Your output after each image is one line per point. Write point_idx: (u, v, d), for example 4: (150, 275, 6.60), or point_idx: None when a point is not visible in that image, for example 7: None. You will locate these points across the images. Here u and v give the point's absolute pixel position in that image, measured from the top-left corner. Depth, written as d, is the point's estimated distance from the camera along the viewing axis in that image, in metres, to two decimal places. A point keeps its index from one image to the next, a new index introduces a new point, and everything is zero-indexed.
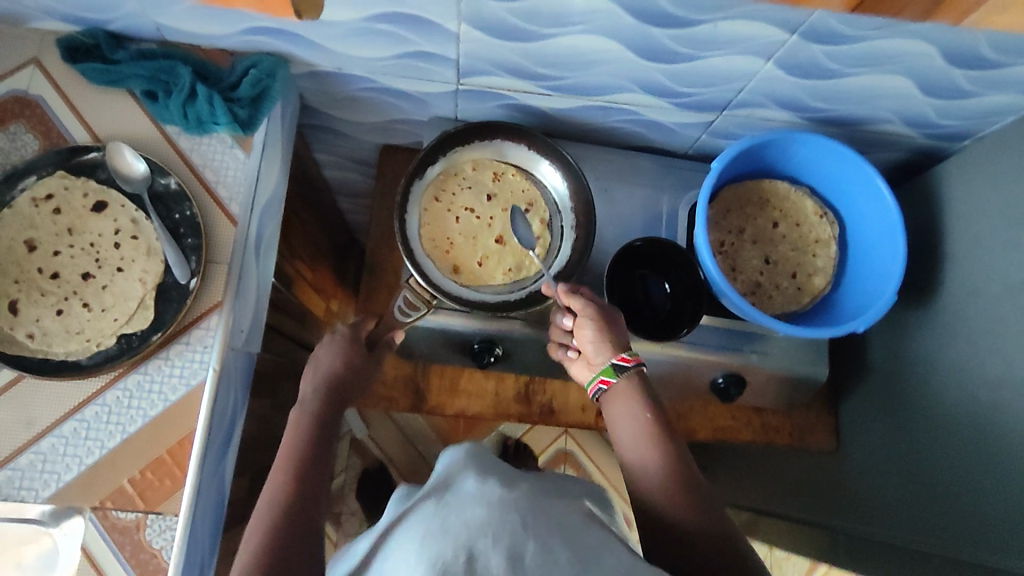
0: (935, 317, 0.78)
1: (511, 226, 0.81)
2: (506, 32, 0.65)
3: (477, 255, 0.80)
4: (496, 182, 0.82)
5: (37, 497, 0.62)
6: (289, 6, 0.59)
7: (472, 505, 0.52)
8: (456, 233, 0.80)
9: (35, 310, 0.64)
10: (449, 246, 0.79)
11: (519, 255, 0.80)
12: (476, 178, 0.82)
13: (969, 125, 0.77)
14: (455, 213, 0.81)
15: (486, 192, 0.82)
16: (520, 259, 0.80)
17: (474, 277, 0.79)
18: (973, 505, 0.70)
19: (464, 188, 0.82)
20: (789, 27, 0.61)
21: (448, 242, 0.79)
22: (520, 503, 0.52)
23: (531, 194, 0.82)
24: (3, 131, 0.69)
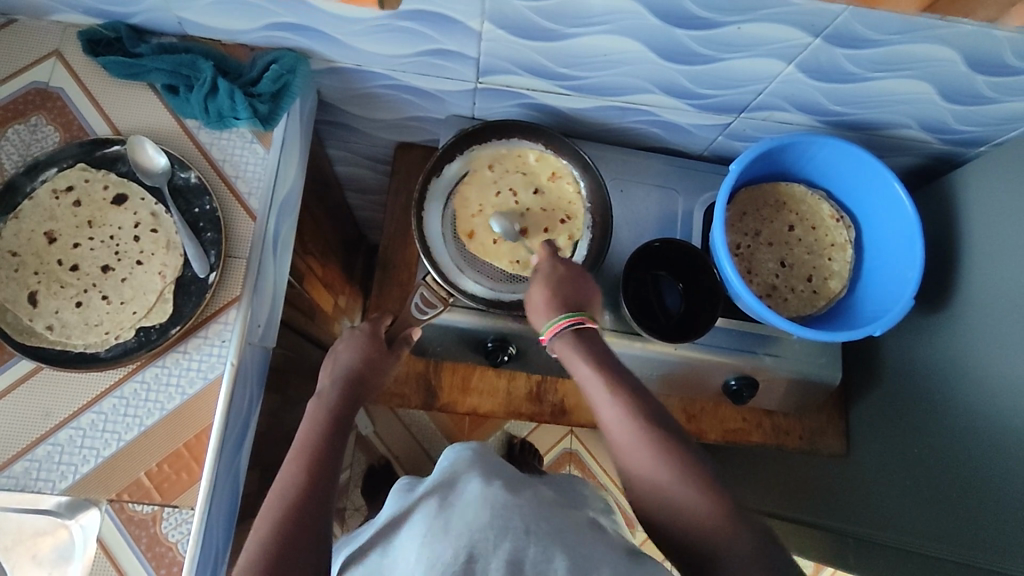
0: (950, 322, 0.78)
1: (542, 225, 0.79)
2: (529, 31, 0.65)
3: (497, 233, 0.78)
4: (551, 181, 0.81)
5: (54, 488, 0.62)
6: None
7: (474, 506, 0.57)
8: (475, 216, 0.79)
9: (54, 301, 0.64)
10: (465, 232, 0.78)
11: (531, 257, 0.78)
12: (534, 170, 0.81)
13: (986, 131, 0.77)
14: (499, 188, 0.80)
15: (537, 185, 0.81)
16: (531, 257, 0.78)
17: (481, 251, 0.77)
18: (988, 510, 0.70)
19: (518, 172, 0.81)
20: (812, 30, 0.62)
21: (476, 211, 0.79)
22: (521, 509, 0.57)
23: (575, 208, 0.80)
24: (24, 123, 0.69)
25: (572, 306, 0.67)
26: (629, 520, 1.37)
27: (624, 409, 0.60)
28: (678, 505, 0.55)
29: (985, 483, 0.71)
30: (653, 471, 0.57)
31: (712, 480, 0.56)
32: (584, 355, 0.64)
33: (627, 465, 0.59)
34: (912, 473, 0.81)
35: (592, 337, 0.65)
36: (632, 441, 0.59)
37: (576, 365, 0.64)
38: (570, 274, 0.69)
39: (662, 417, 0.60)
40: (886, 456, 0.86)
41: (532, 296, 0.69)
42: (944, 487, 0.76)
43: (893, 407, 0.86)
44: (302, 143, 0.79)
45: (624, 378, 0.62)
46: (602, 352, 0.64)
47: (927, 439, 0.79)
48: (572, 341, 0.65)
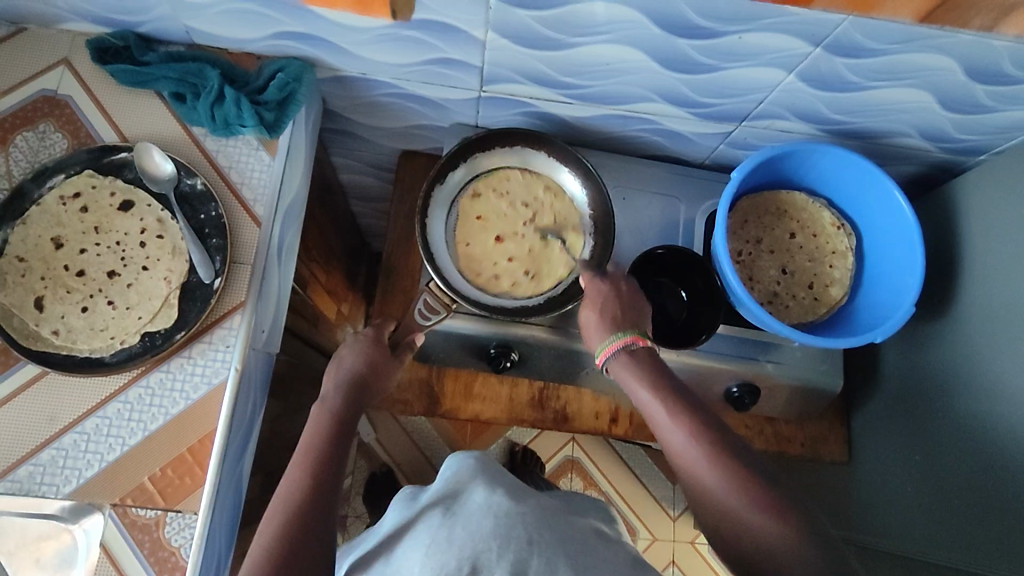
0: (950, 328, 0.78)
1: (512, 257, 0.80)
2: (533, 40, 0.66)
3: (490, 220, 0.81)
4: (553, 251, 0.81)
5: (58, 493, 0.62)
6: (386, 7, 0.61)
7: (479, 516, 0.58)
8: (471, 226, 0.81)
9: (60, 307, 0.65)
10: (460, 240, 0.80)
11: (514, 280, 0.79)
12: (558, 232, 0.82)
13: (986, 139, 0.77)
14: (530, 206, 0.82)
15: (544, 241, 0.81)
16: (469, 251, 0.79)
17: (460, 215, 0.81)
18: (990, 518, 0.70)
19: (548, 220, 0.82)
20: (813, 40, 0.62)
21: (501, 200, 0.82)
22: (525, 519, 0.57)
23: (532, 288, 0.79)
24: (32, 130, 0.70)
25: (624, 323, 0.67)
26: (632, 528, 1.36)
27: (686, 432, 0.59)
28: (749, 528, 0.54)
29: (987, 491, 0.70)
30: (723, 495, 0.56)
31: (787, 506, 0.55)
32: (641, 378, 0.63)
33: (694, 489, 0.58)
34: (915, 479, 0.81)
35: (649, 357, 0.65)
36: (699, 465, 0.58)
37: (635, 389, 0.63)
38: (620, 292, 0.69)
39: (728, 441, 0.59)
40: (889, 463, 0.86)
41: (584, 318, 0.69)
42: (947, 495, 0.76)
43: (896, 414, 0.86)
44: (308, 150, 0.79)
45: (687, 400, 0.62)
46: (660, 373, 0.63)
47: (930, 446, 0.79)
48: (627, 362, 0.64)
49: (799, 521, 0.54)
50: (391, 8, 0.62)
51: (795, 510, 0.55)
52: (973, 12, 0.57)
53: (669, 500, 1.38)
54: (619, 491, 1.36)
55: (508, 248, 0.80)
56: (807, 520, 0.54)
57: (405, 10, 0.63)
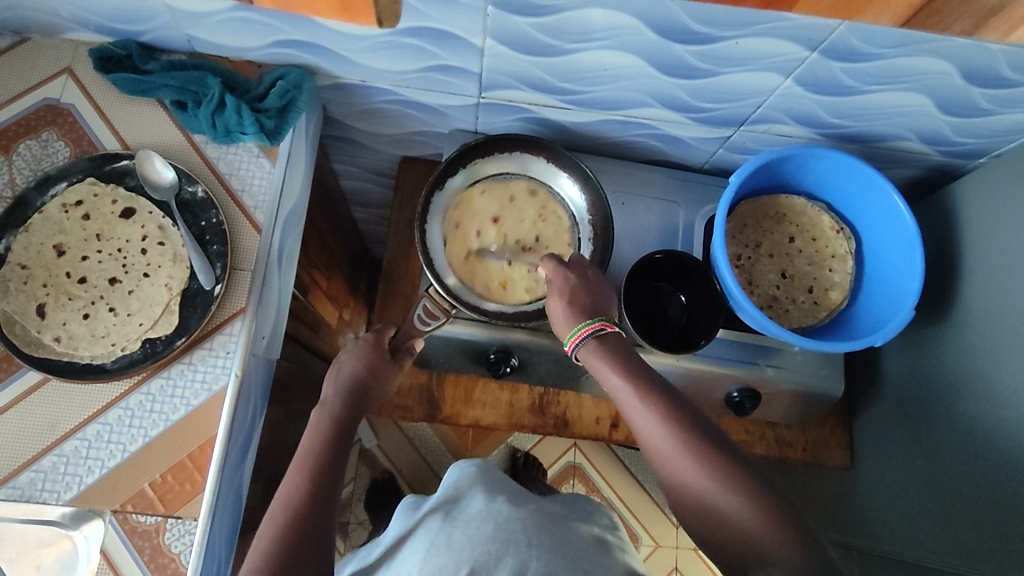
0: (951, 332, 0.78)
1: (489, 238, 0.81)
2: (531, 47, 0.67)
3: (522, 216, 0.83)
4: (498, 271, 0.80)
5: (59, 499, 0.63)
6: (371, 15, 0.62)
7: (479, 521, 0.58)
8: (497, 193, 0.83)
9: (62, 314, 0.65)
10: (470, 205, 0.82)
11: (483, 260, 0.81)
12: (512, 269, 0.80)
13: (985, 142, 0.77)
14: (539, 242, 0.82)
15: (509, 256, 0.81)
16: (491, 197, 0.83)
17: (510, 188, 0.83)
18: (993, 522, 0.69)
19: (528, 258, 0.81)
20: (810, 45, 0.63)
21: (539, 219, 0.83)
22: (526, 522, 0.58)
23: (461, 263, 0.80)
24: (35, 139, 0.71)
25: (592, 313, 0.67)
26: (634, 535, 1.35)
27: (657, 417, 0.59)
28: (720, 511, 0.55)
29: (989, 495, 0.70)
30: (693, 479, 0.57)
31: (757, 488, 0.56)
32: (611, 364, 0.63)
33: (666, 473, 0.59)
34: (918, 484, 0.81)
35: (616, 344, 0.65)
36: (670, 449, 0.58)
37: (605, 375, 0.64)
38: (586, 283, 0.69)
39: (698, 424, 0.59)
40: (891, 468, 0.85)
41: (552, 309, 0.69)
42: (951, 501, 0.75)
43: (898, 418, 0.85)
44: (308, 157, 0.79)
45: (656, 384, 0.62)
46: (630, 359, 0.64)
47: (932, 450, 0.79)
48: (598, 351, 0.64)
49: (769, 502, 0.55)
50: (376, 15, 0.62)
51: (766, 492, 0.55)
52: (953, 19, 0.57)
53: (672, 507, 1.38)
54: (621, 497, 1.36)
55: (502, 230, 0.82)
56: (779, 501, 0.55)
57: (391, 20, 0.64)
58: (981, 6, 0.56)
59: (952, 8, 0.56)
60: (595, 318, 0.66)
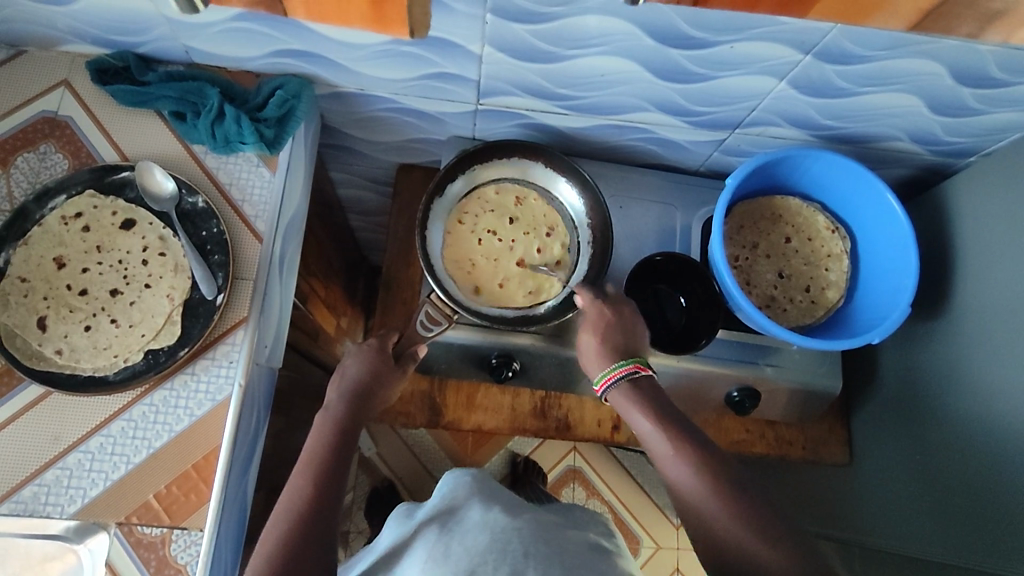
0: (946, 328, 0.79)
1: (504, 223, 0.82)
2: (529, 53, 0.67)
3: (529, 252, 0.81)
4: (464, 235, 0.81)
5: (63, 513, 0.62)
6: (404, 27, 0.63)
7: (475, 532, 0.58)
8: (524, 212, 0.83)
9: (63, 326, 0.65)
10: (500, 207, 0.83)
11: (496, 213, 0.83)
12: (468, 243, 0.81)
13: (975, 141, 0.79)
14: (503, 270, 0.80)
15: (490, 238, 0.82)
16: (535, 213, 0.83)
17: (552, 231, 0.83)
18: (991, 517, 0.70)
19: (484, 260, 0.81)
20: (804, 48, 0.64)
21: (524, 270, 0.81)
22: (522, 533, 0.58)
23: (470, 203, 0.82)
24: (33, 151, 0.70)
25: (625, 353, 0.68)
26: (636, 537, 1.36)
27: (688, 459, 0.59)
28: (749, 561, 0.54)
29: (985, 490, 0.71)
30: (724, 527, 0.56)
31: (784, 532, 0.55)
32: (642, 406, 0.64)
33: (696, 522, 0.58)
34: (914, 482, 0.82)
35: (648, 386, 0.66)
36: (705, 496, 0.57)
37: (634, 417, 0.64)
38: (621, 319, 0.70)
39: (731, 472, 0.59)
40: (889, 466, 0.86)
41: (586, 343, 0.70)
42: (946, 498, 0.76)
43: (895, 415, 0.86)
44: (307, 164, 0.80)
45: (689, 430, 0.62)
46: (660, 402, 0.64)
47: (929, 446, 0.80)
48: (628, 392, 0.65)
49: (796, 549, 0.54)
50: (409, 26, 0.63)
51: (788, 534, 0.55)
52: (957, 20, 0.58)
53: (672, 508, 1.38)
54: (622, 500, 1.36)
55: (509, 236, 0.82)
56: (803, 546, 0.54)
57: (422, 30, 0.64)
58: (974, 9, 0.56)
59: (951, 10, 0.56)
60: (624, 359, 0.67)
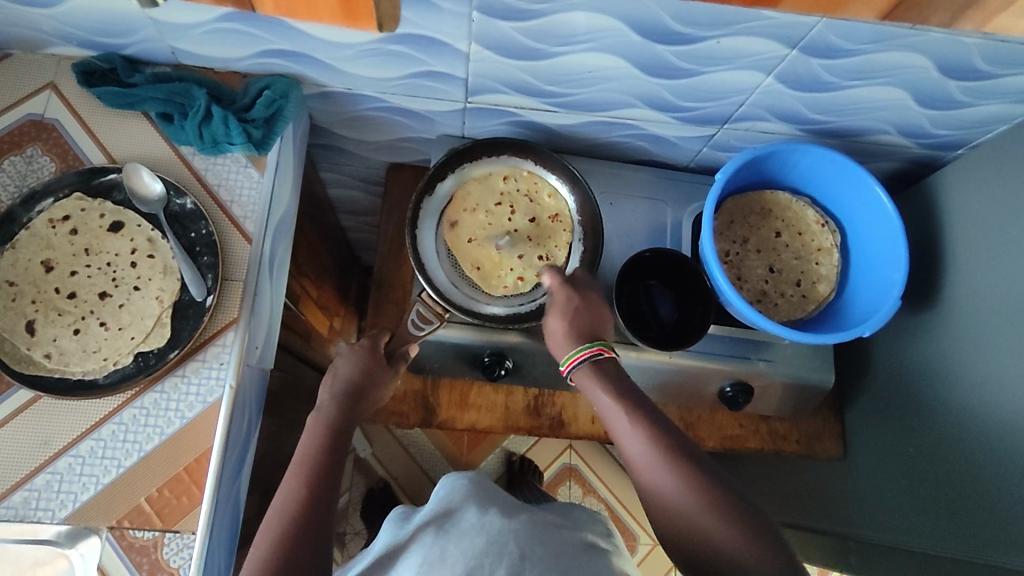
0: (936, 321, 0.80)
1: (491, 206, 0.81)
2: (517, 51, 0.67)
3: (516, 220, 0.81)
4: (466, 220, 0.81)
5: (53, 518, 0.62)
6: (373, 20, 0.62)
7: (472, 534, 0.58)
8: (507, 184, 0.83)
9: (51, 330, 0.65)
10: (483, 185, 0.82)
11: (536, 203, 0.82)
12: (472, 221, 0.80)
13: (962, 133, 0.79)
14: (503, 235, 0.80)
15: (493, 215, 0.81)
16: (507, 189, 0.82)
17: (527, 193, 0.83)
18: (983, 508, 0.70)
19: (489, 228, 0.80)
20: (790, 43, 0.64)
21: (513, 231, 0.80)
22: (518, 534, 0.58)
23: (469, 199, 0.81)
24: (19, 154, 0.70)
25: (591, 336, 0.68)
26: (632, 534, 1.36)
27: (648, 438, 0.60)
28: (706, 536, 0.55)
29: (978, 482, 0.71)
30: (682, 505, 0.56)
31: (744, 511, 0.55)
32: (604, 388, 0.64)
33: (656, 501, 0.58)
34: (906, 474, 0.82)
35: (611, 366, 0.65)
36: (663, 473, 0.58)
37: (597, 397, 0.64)
38: (586, 304, 0.70)
39: (690, 449, 0.59)
40: (881, 458, 0.87)
41: (551, 326, 0.70)
42: (939, 491, 0.77)
43: (886, 409, 0.87)
44: (296, 165, 0.79)
45: (648, 408, 0.62)
46: (623, 383, 0.64)
47: (921, 438, 0.80)
48: (591, 372, 0.65)
49: (755, 526, 0.54)
50: (379, 21, 0.62)
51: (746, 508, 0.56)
52: (943, 12, 0.58)
53: None
54: (618, 497, 1.37)
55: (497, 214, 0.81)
56: (760, 521, 0.55)
57: (392, 23, 0.63)
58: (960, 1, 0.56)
59: (936, 3, 0.56)
60: (586, 342, 0.66)
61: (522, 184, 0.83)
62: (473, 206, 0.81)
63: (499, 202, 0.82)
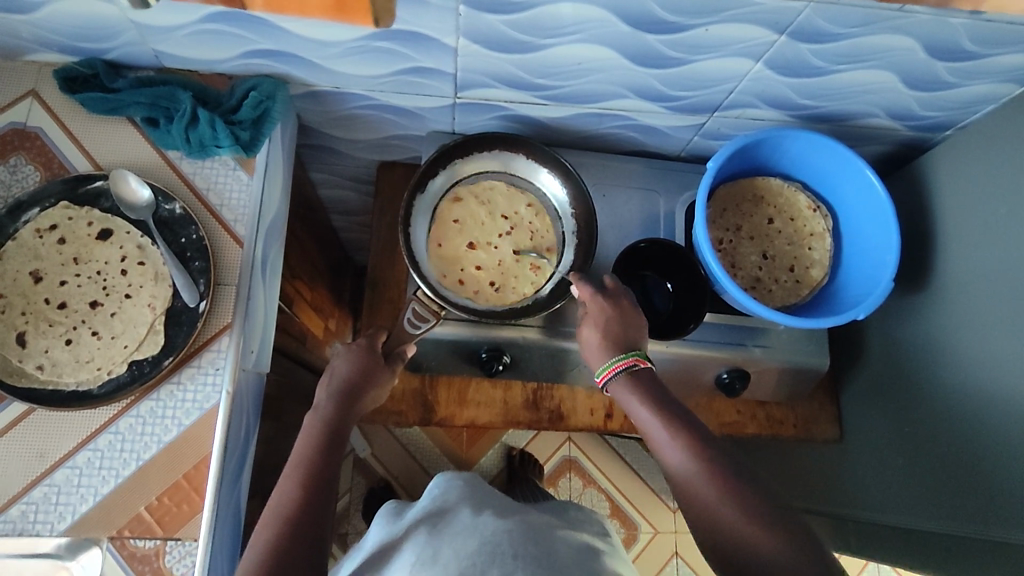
0: (929, 301, 0.80)
1: (491, 216, 0.83)
2: (505, 44, 0.67)
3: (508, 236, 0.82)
4: (459, 224, 0.82)
5: (53, 530, 0.61)
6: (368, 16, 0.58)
7: (465, 535, 0.58)
8: (507, 194, 0.83)
9: (43, 341, 0.64)
10: (486, 196, 0.83)
11: (536, 239, 0.83)
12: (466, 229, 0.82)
13: (949, 114, 0.80)
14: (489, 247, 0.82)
15: (489, 222, 0.83)
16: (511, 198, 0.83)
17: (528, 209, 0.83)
18: (979, 485, 0.71)
19: (478, 240, 0.82)
20: (778, 28, 0.64)
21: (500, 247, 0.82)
22: (512, 535, 0.58)
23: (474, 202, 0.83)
24: (3, 164, 0.69)
25: (625, 347, 0.68)
26: (633, 523, 1.37)
27: (686, 448, 0.60)
28: (746, 546, 0.54)
29: (975, 460, 0.72)
30: (722, 514, 0.56)
31: (784, 522, 0.55)
32: (641, 398, 0.64)
33: (695, 512, 0.58)
34: (903, 454, 0.83)
35: (647, 377, 0.66)
36: (700, 482, 0.58)
37: (634, 408, 0.64)
38: (620, 312, 0.70)
39: (727, 458, 0.59)
40: (878, 439, 0.87)
41: (587, 337, 0.70)
42: (935, 469, 0.77)
43: (880, 390, 0.88)
44: (284, 167, 0.79)
45: (685, 415, 0.63)
46: (659, 392, 0.64)
47: (918, 418, 0.81)
48: (628, 383, 0.65)
49: (787, 530, 0.54)
50: (374, 14, 0.58)
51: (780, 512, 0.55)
52: None
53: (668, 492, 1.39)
54: (618, 487, 1.37)
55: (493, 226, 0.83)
56: (792, 523, 0.55)
57: (387, 17, 0.60)
58: None
59: None
60: (621, 355, 0.67)
61: (534, 219, 0.83)
62: (484, 199, 0.83)
63: (506, 212, 0.83)
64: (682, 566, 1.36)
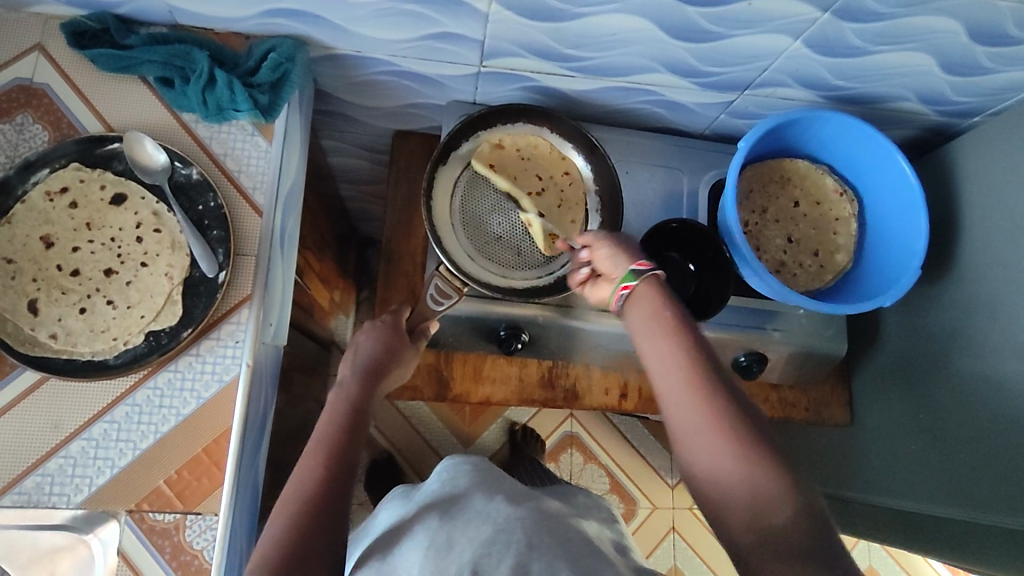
0: (949, 290, 0.80)
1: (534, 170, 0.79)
2: (538, 12, 0.64)
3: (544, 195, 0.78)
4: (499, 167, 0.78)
5: (69, 502, 0.60)
6: None
7: (477, 523, 0.58)
8: (548, 155, 0.80)
9: (56, 309, 0.61)
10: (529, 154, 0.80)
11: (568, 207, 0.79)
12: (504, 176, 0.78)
13: (981, 100, 0.78)
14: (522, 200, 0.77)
15: (528, 175, 0.79)
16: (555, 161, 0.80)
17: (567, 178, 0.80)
18: (993, 473, 0.72)
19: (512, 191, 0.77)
20: (822, 6, 0.62)
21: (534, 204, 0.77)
22: (525, 525, 0.57)
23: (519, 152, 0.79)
24: (9, 122, 0.66)
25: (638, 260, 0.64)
26: (632, 498, 1.38)
27: (694, 379, 0.55)
28: (734, 492, 0.51)
29: (991, 448, 0.72)
30: (716, 454, 0.52)
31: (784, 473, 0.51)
32: (654, 317, 0.59)
33: (689, 447, 0.54)
34: (915, 440, 0.83)
35: (663, 295, 0.61)
36: (700, 416, 0.53)
37: (646, 325, 0.59)
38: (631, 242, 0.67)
39: (734, 394, 0.54)
40: (887, 424, 0.88)
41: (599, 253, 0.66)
42: (949, 455, 0.78)
43: (892, 376, 0.88)
44: (303, 134, 0.76)
45: (699, 344, 0.57)
46: (678, 314, 0.59)
47: (932, 405, 0.81)
48: (645, 297, 0.60)
49: (799, 503, 0.49)
50: None
51: (795, 480, 0.51)
52: None
53: (667, 469, 1.41)
54: (618, 462, 1.38)
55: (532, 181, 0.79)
56: (805, 497, 0.50)
57: None
58: None
59: None
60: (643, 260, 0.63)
61: (570, 187, 0.80)
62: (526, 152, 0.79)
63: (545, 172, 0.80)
64: (679, 541, 1.38)
